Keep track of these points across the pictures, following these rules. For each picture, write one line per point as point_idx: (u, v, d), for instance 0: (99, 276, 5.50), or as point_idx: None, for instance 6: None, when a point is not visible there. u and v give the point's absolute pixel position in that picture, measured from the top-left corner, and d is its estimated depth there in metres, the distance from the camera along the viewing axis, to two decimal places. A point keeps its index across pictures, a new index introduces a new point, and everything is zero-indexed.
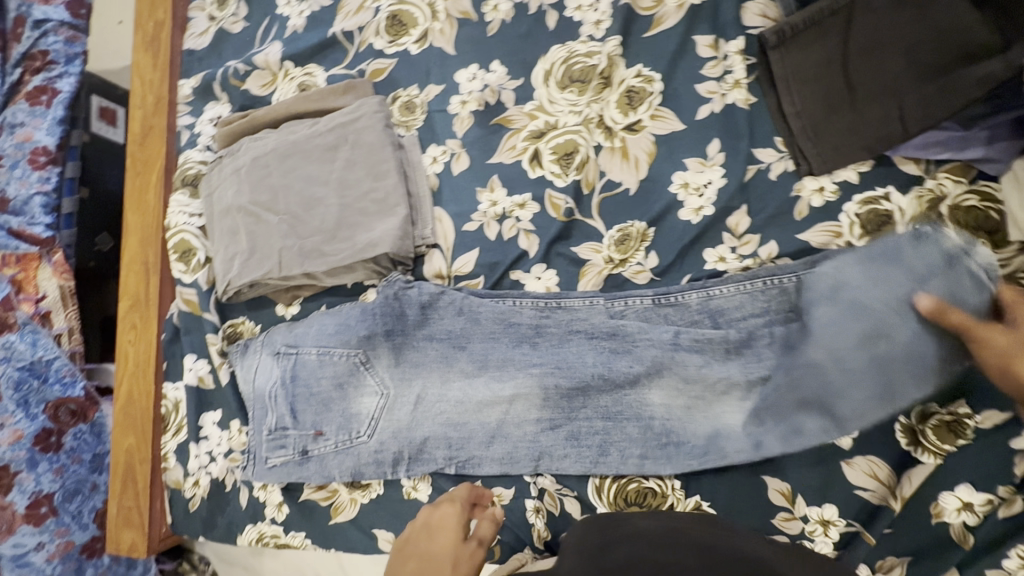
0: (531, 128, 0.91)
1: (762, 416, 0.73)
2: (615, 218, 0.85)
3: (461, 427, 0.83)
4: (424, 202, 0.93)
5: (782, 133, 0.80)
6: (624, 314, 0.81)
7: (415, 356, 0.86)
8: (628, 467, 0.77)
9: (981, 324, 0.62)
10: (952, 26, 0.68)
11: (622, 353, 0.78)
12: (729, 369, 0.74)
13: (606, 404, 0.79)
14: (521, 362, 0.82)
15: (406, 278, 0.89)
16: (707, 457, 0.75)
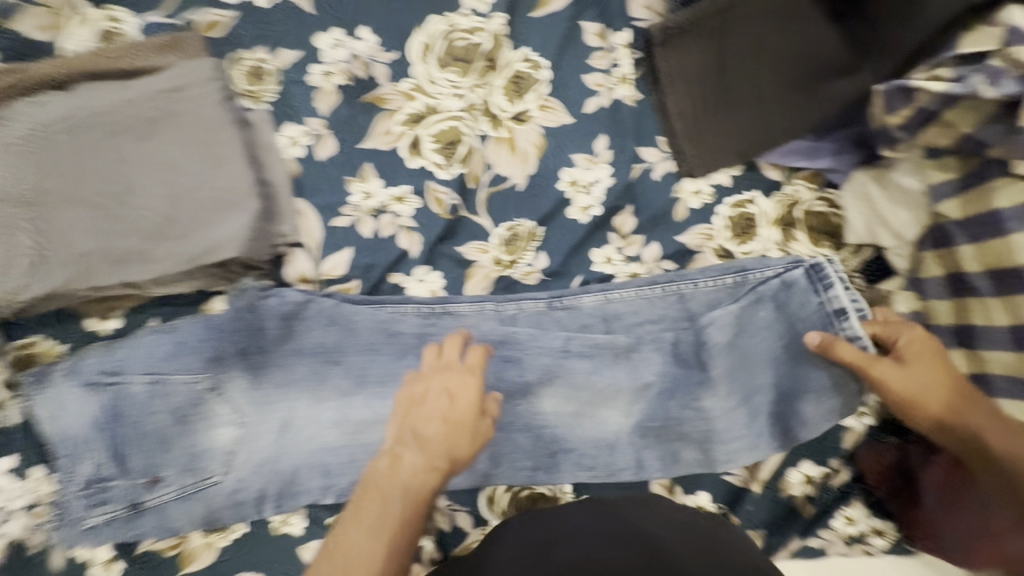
0: (409, 111, 0.80)
1: (645, 421, 0.72)
2: (503, 215, 0.80)
3: (340, 452, 0.74)
4: (281, 191, 0.78)
5: (665, 133, 0.80)
6: (515, 319, 0.76)
7: (278, 375, 0.74)
8: (519, 479, 0.74)
9: (874, 361, 0.65)
10: (812, 42, 0.70)
11: (513, 360, 0.73)
12: (616, 374, 0.73)
13: (497, 416, 0.74)
14: (405, 376, 0.74)
15: (262, 284, 0.73)
16: (596, 461, 0.73)
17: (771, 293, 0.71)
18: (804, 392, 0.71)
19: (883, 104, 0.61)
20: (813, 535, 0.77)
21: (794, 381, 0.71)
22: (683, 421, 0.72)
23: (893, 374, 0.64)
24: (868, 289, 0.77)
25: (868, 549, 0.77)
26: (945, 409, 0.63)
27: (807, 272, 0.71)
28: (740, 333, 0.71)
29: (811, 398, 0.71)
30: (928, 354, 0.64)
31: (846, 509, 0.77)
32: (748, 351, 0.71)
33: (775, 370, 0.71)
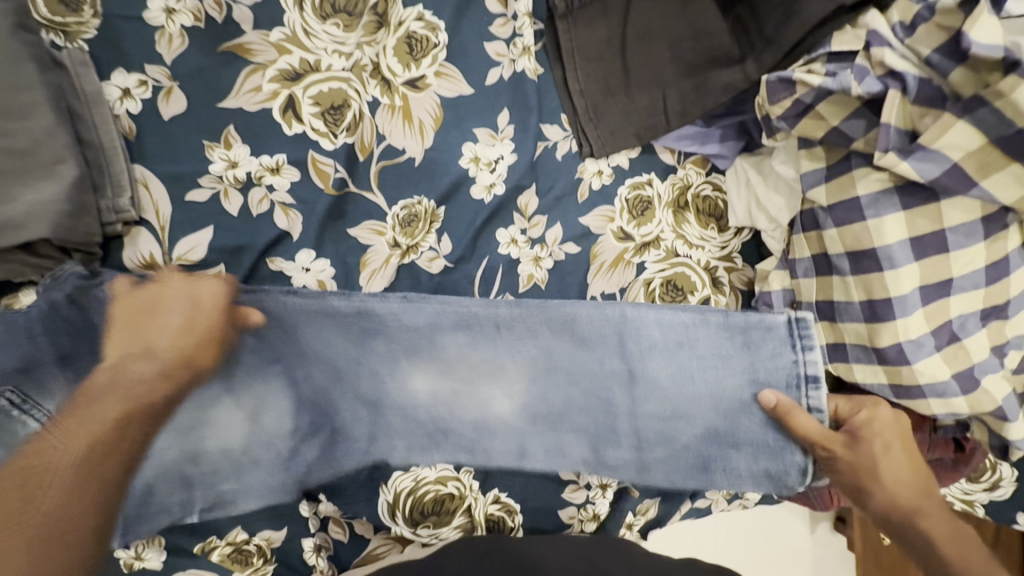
0: (281, 66, 0.68)
1: (531, 405, 0.68)
2: (398, 193, 0.72)
3: (202, 460, 0.63)
4: (112, 156, 0.62)
5: (567, 111, 0.77)
6: (420, 306, 0.65)
7: None
8: (395, 458, 0.68)
9: (826, 435, 0.63)
10: (706, 29, 0.72)
11: (374, 334, 0.65)
12: (498, 350, 0.67)
13: (365, 391, 0.66)
14: (258, 359, 0.63)
15: (92, 271, 0.59)
16: (474, 442, 0.68)
17: (738, 331, 0.66)
18: (740, 441, 0.66)
19: (767, 95, 0.63)
20: (700, 495, 0.84)
21: (732, 425, 0.66)
22: (585, 423, 0.68)
23: (843, 449, 0.63)
24: (744, 268, 0.85)
25: (745, 502, 0.86)
26: (896, 501, 0.62)
27: (789, 322, 0.65)
28: (681, 360, 0.67)
29: (745, 448, 0.66)
30: (892, 442, 0.63)
31: None
32: (687, 381, 0.67)
33: (710, 398, 0.66)
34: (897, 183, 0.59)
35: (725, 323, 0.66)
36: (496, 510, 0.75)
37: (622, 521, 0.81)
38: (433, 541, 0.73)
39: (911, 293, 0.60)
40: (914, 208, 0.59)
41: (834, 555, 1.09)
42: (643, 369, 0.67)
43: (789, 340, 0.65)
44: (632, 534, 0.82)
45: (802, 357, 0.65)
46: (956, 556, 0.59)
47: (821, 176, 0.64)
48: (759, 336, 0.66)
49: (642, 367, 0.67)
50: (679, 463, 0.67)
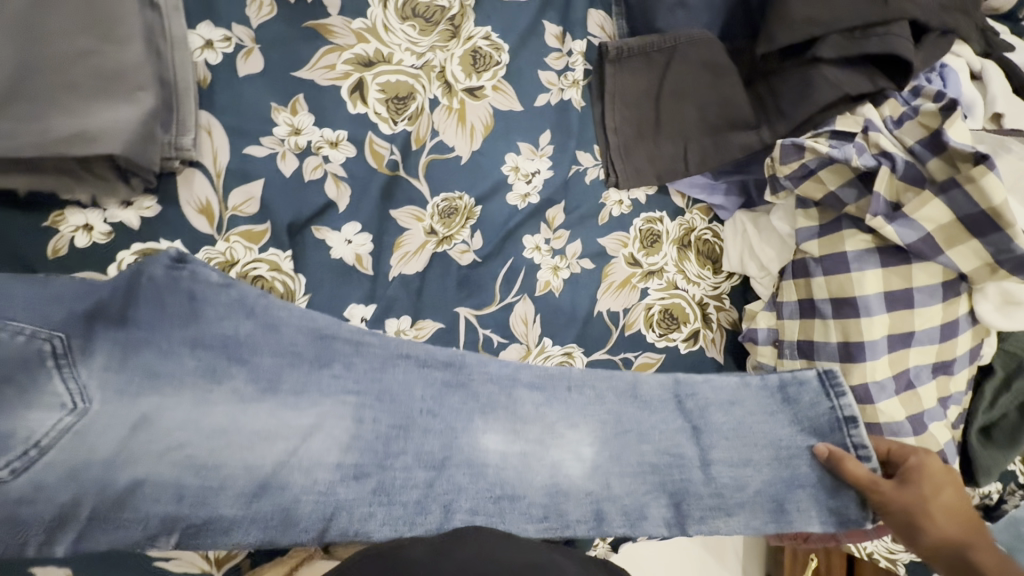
0: (357, 52, 0.73)
1: (605, 465, 0.70)
2: (442, 185, 0.77)
3: (213, 474, 0.60)
4: (183, 97, 0.64)
5: (600, 143, 0.86)
6: (516, 374, 0.71)
7: (156, 361, 0.61)
8: (455, 522, 0.63)
9: (875, 479, 0.66)
10: (729, 98, 0.83)
11: (466, 387, 0.69)
12: (569, 409, 0.72)
13: (430, 449, 0.66)
14: (329, 386, 0.66)
15: (179, 253, 0.62)
16: (547, 509, 0.66)
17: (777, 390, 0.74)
18: (804, 486, 0.70)
19: (779, 157, 0.73)
20: None
21: (793, 473, 0.70)
22: (664, 480, 0.70)
23: (893, 491, 0.64)
24: (731, 309, 0.93)
25: None
26: (948, 537, 0.61)
27: (821, 376, 0.72)
28: (737, 423, 0.73)
29: (808, 490, 0.70)
30: (939, 482, 0.63)
31: None
32: (745, 435, 0.72)
33: (784, 481, 0.70)
34: (878, 245, 0.70)
35: (765, 384, 0.74)
36: None
37: (598, 532, 0.83)
38: None
39: (880, 341, 0.70)
40: (891, 267, 0.70)
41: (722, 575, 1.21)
42: (704, 424, 0.73)
43: (824, 391, 0.72)
44: (604, 545, 0.85)
45: (839, 405, 0.71)
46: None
47: (814, 232, 0.75)
48: (796, 389, 0.73)
49: (704, 425, 0.73)
50: (757, 509, 0.69)
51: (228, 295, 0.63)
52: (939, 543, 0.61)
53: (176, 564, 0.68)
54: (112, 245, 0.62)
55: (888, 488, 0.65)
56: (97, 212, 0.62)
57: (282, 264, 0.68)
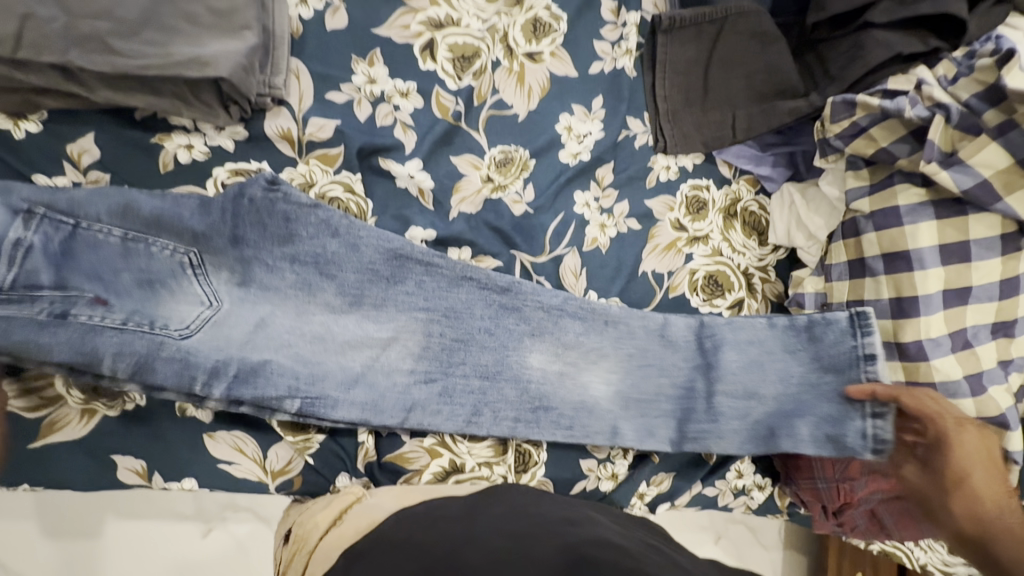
0: (430, 14, 0.81)
1: (626, 390, 0.81)
2: (499, 138, 0.82)
3: (315, 365, 0.71)
4: (279, 42, 0.72)
5: (650, 111, 0.89)
6: (563, 306, 0.79)
7: (265, 277, 0.70)
8: (500, 428, 0.76)
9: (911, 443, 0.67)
10: (777, 67, 0.86)
11: (520, 309, 0.78)
12: (602, 339, 0.81)
13: (486, 362, 0.77)
14: (403, 303, 0.75)
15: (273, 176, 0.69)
16: (574, 420, 0.79)
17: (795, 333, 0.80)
18: (804, 414, 0.78)
19: (829, 115, 0.75)
20: (711, 482, 0.86)
21: (796, 404, 0.79)
22: (678, 405, 0.81)
23: None
24: (776, 283, 0.89)
25: (749, 501, 0.88)
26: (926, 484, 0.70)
27: (851, 317, 0.76)
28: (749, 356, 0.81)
29: (807, 417, 0.78)
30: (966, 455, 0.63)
31: (739, 464, 0.87)
32: (757, 368, 0.80)
33: (796, 400, 0.79)
34: (932, 198, 0.71)
35: (791, 325, 0.81)
36: (524, 442, 0.79)
37: (636, 490, 0.82)
38: (464, 460, 0.76)
39: (935, 295, 0.70)
40: (945, 219, 0.70)
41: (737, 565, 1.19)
42: (728, 351, 0.81)
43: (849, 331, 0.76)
44: (642, 505, 0.84)
45: (862, 344, 0.75)
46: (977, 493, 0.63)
47: (865, 192, 0.76)
48: (821, 329, 0.78)
49: (728, 352, 0.81)
50: (749, 433, 0.80)
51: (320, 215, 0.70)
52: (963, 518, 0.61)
53: (238, 472, 0.71)
54: (208, 163, 0.71)
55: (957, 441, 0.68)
56: (199, 135, 0.71)
57: (354, 186, 0.75)
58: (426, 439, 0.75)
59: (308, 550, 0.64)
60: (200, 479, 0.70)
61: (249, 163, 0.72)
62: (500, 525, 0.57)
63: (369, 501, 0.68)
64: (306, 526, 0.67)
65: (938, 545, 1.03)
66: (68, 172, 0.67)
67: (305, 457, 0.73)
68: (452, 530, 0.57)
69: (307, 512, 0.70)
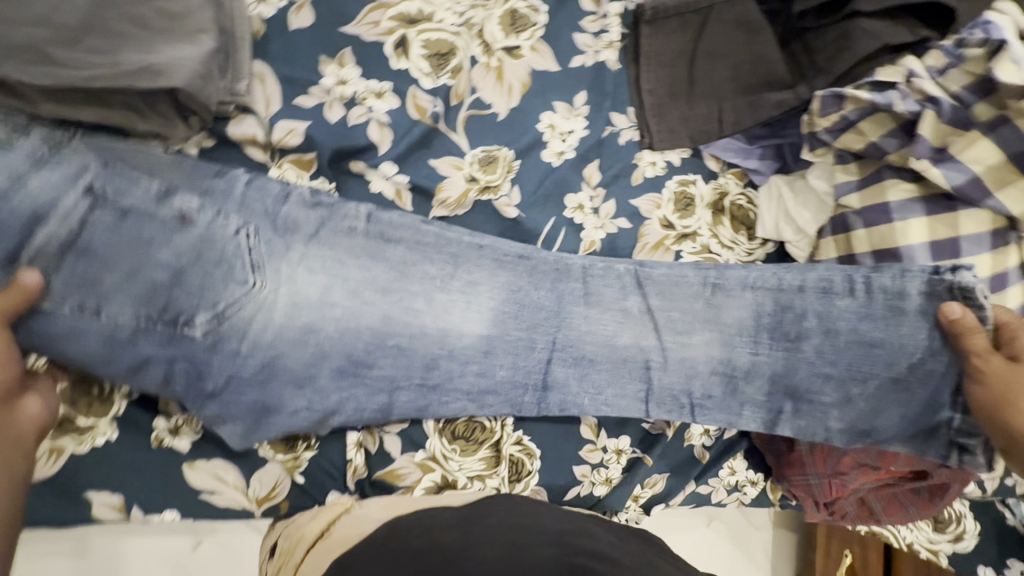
0: (402, 10, 0.76)
1: (750, 321, 0.75)
2: (480, 138, 0.79)
3: (396, 245, 0.70)
4: (240, 45, 0.67)
5: (635, 105, 0.86)
6: (680, 271, 0.76)
7: (300, 262, 0.66)
8: (632, 346, 0.76)
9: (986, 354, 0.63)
10: (764, 57, 0.83)
11: (562, 279, 0.75)
12: (748, 304, 0.75)
13: (568, 326, 0.75)
14: (433, 269, 0.71)
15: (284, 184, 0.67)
16: (647, 380, 0.76)
17: (772, 309, 0.74)
18: (878, 364, 0.71)
19: (818, 109, 0.73)
20: (705, 480, 0.86)
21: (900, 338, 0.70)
22: (836, 373, 0.73)
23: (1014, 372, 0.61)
24: None
25: (742, 496, 0.88)
26: None
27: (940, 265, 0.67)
28: (860, 317, 0.71)
29: (903, 361, 0.70)
30: None
31: (732, 461, 0.87)
32: (859, 320, 0.71)
33: (881, 334, 0.70)
34: (921, 193, 0.71)
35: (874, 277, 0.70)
36: (517, 451, 0.77)
37: (630, 493, 0.82)
38: (456, 473, 0.75)
39: (979, 280, 0.68)
40: (935, 215, 0.70)
41: (725, 546, 1.21)
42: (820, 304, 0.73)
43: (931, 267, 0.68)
44: (636, 507, 0.84)
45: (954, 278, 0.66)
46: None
47: (854, 186, 0.75)
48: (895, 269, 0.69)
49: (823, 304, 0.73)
50: (874, 395, 0.71)
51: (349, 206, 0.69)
52: None
53: (219, 499, 0.69)
54: None
55: (981, 377, 0.63)
56: (158, 144, 0.67)
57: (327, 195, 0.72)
58: (417, 454, 0.74)
59: (293, 563, 0.62)
60: (181, 509, 0.68)
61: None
62: (486, 535, 0.57)
63: (358, 511, 0.67)
64: (292, 537, 0.66)
65: (922, 523, 1.05)
66: None
67: (291, 480, 0.71)
68: (437, 539, 0.56)
69: (293, 525, 0.69)
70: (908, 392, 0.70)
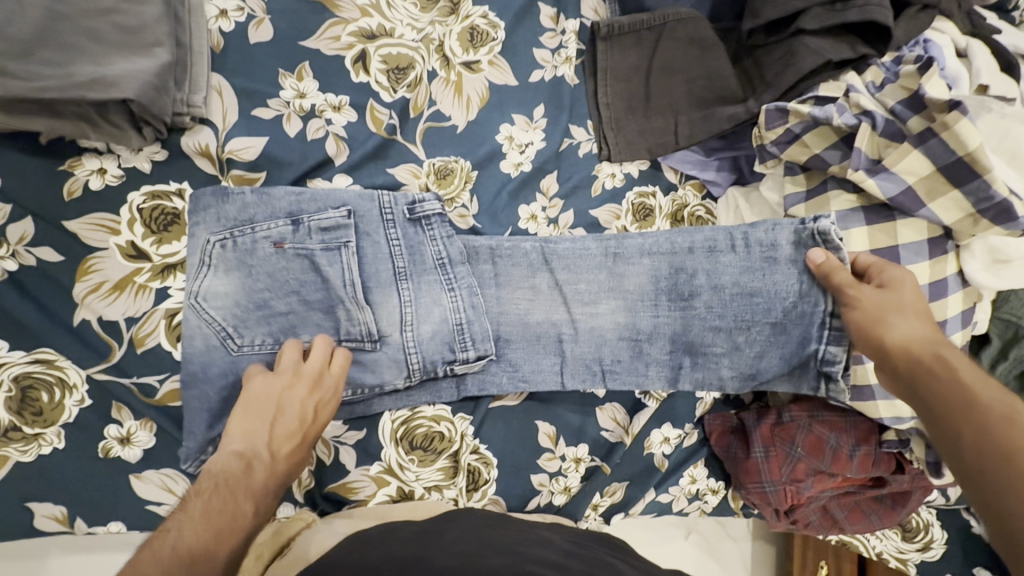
0: (361, 25, 0.78)
1: (648, 291, 0.78)
2: (437, 150, 0.80)
3: (332, 244, 0.71)
4: (197, 58, 0.69)
5: (593, 118, 0.88)
6: (584, 243, 0.79)
7: (232, 252, 0.68)
8: (544, 319, 0.79)
9: (856, 286, 0.68)
10: (717, 73, 0.86)
11: (470, 260, 0.78)
12: (641, 268, 0.78)
13: (489, 299, 0.78)
14: (365, 255, 0.73)
15: (223, 189, 0.69)
16: (565, 355, 0.79)
17: (668, 273, 0.77)
18: (761, 321, 0.75)
19: (765, 122, 0.75)
20: (665, 488, 0.86)
21: (791, 301, 0.74)
22: (728, 340, 0.77)
23: (872, 297, 0.66)
24: None
25: (704, 505, 0.89)
26: (915, 336, 0.62)
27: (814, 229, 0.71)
28: (739, 274, 0.75)
29: (784, 318, 0.75)
30: (913, 301, 0.65)
31: (692, 469, 0.88)
32: (746, 277, 0.75)
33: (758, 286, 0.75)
34: (862, 203, 0.73)
35: (757, 240, 0.74)
36: (474, 460, 0.77)
37: (589, 502, 0.82)
38: (413, 484, 0.75)
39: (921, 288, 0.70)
40: (876, 225, 0.72)
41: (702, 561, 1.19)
42: (710, 265, 0.76)
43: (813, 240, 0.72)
44: (596, 516, 0.84)
45: (817, 229, 0.71)
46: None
47: (801, 197, 0.77)
48: (775, 233, 0.74)
49: (711, 263, 0.76)
50: (770, 351, 0.76)
51: (236, 202, 0.69)
52: (904, 344, 0.62)
53: (168, 512, 0.68)
54: (122, 189, 0.67)
55: (854, 305, 0.67)
56: (112, 158, 0.67)
57: None
58: (372, 467, 0.74)
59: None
60: (127, 520, 0.66)
61: (168, 184, 0.69)
62: (448, 546, 0.57)
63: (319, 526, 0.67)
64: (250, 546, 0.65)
65: (890, 533, 1.04)
66: None
67: None
68: (398, 553, 0.55)
69: None
70: (793, 351, 0.75)
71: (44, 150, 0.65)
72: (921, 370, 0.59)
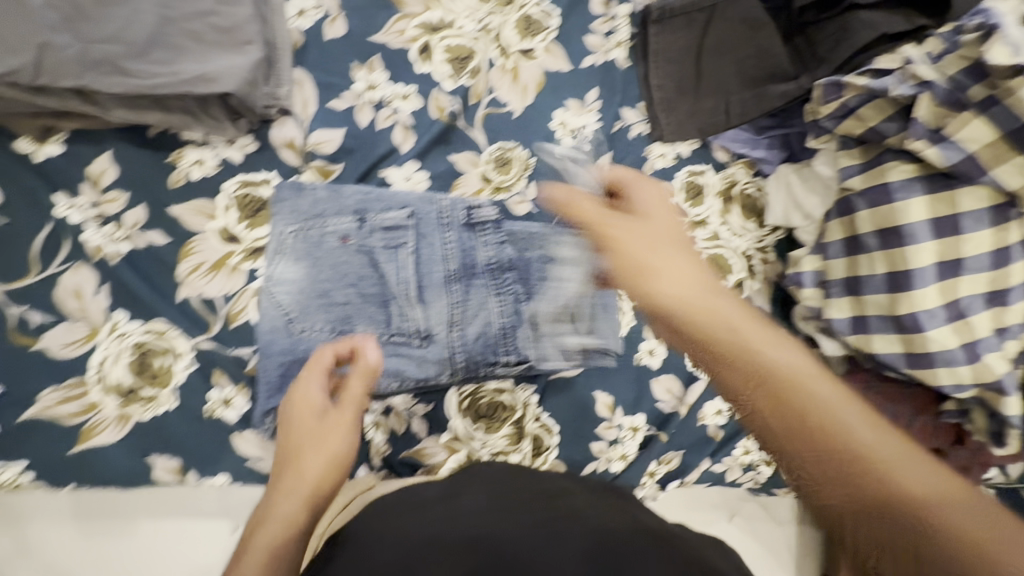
0: (425, 19, 0.83)
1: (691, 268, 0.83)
2: (496, 135, 0.84)
3: (394, 238, 0.75)
4: (281, 55, 0.74)
5: (644, 100, 0.91)
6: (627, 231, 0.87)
7: (304, 243, 0.73)
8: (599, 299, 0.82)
9: (607, 219, 0.56)
10: (768, 51, 0.87)
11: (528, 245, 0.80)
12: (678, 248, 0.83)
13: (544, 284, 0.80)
14: (424, 246, 0.76)
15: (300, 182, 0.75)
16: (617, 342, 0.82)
17: None
18: None
19: (821, 96, 0.79)
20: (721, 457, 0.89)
21: None
22: None
23: (625, 225, 0.55)
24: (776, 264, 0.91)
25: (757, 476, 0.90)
26: (779, 373, 0.46)
27: None
28: None
29: None
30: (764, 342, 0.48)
31: (746, 440, 0.90)
32: None
33: None
34: (922, 173, 0.73)
35: None
36: (537, 427, 0.82)
37: (646, 470, 0.85)
38: (479, 452, 0.79)
39: (982, 256, 0.70)
40: (936, 195, 0.72)
41: None
42: None
43: None
44: (653, 483, 0.86)
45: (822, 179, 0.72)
46: (938, 497, 0.39)
47: (857, 170, 0.78)
48: None
49: None
50: None
51: (308, 197, 0.74)
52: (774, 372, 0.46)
53: None
54: (218, 177, 0.74)
55: (613, 242, 0.55)
56: (209, 149, 0.74)
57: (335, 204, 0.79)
58: (442, 435, 0.79)
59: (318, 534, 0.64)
60: (230, 473, 0.71)
61: (257, 173, 0.75)
62: (480, 501, 0.56)
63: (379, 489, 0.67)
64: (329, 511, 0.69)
65: None
66: (86, 192, 0.70)
67: None
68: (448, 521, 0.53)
69: None
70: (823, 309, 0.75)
71: (152, 142, 0.73)
72: (806, 423, 0.44)
